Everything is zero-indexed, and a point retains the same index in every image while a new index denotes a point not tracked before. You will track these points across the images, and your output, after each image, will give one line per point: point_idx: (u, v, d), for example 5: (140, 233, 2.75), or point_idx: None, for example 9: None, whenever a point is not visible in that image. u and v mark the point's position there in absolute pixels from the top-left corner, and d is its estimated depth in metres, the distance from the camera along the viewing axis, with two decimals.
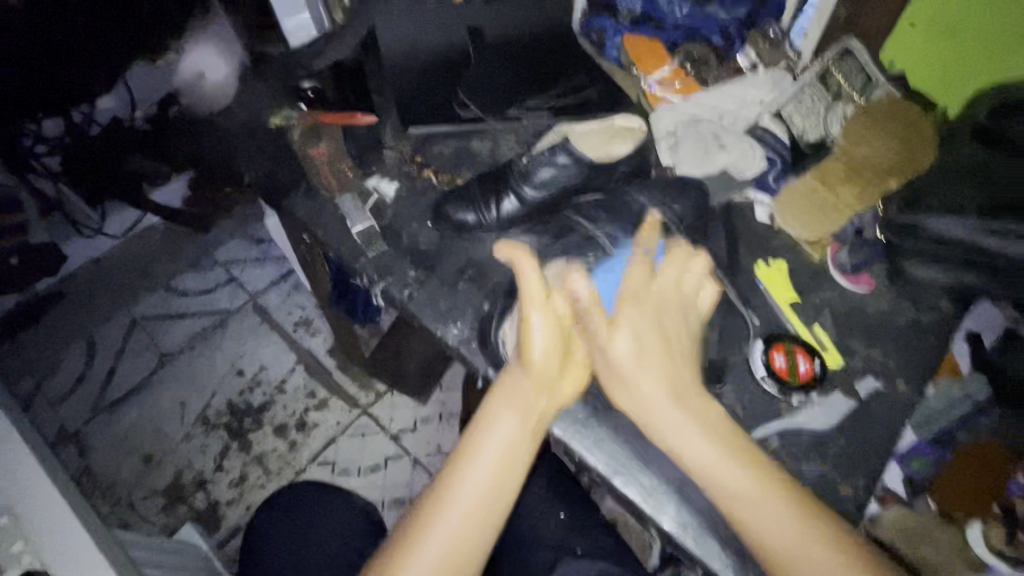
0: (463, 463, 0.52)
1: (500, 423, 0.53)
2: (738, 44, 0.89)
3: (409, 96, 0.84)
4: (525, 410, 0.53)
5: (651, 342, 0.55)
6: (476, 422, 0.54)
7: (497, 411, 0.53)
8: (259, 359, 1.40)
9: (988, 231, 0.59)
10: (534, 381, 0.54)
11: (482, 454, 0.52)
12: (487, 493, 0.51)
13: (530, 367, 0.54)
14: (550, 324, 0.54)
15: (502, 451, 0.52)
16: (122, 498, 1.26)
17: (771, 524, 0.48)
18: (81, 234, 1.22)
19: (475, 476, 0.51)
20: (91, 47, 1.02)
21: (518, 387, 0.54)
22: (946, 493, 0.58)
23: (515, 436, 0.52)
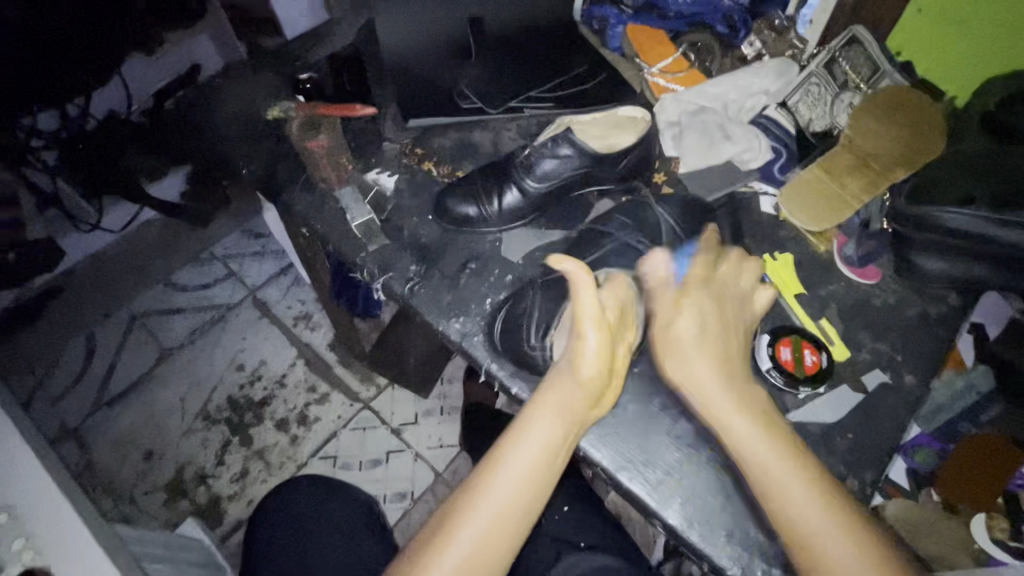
0: (499, 460, 0.51)
1: (541, 425, 0.53)
2: (743, 32, 0.87)
3: (409, 89, 0.82)
4: (569, 416, 0.53)
5: (704, 342, 0.55)
6: (515, 423, 0.53)
7: (540, 410, 0.53)
8: (260, 353, 1.39)
9: (1002, 222, 0.59)
10: (583, 388, 0.54)
11: (523, 454, 0.51)
12: (522, 494, 0.49)
13: (581, 373, 0.54)
14: (602, 331, 0.54)
15: (540, 451, 0.51)
16: (125, 493, 1.26)
17: (807, 516, 0.46)
18: (79, 229, 1.16)
19: (511, 471, 0.50)
20: (89, 40, 1.01)
21: (564, 391, 0.54)
22: (953, 485, 0.61)
23: (555, 442, 0.52)
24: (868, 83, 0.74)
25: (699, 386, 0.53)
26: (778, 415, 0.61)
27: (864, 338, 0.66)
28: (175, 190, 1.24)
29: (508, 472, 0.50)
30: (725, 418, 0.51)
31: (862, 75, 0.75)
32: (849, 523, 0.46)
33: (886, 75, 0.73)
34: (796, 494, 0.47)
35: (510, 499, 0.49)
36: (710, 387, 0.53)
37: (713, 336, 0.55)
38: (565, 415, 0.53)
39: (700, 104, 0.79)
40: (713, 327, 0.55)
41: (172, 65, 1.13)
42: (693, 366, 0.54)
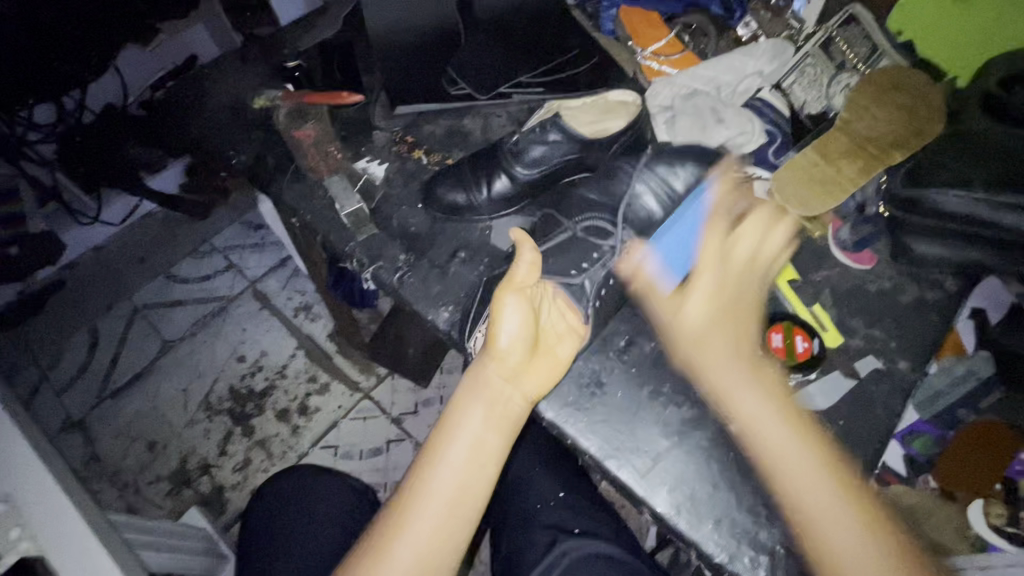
0: (438, 448, 0.53)
1: (472, 412, 0.54)
2: (737, 14, 0.84)
3: (397, 72, 0.79)
4: (498, 396, 0.54)
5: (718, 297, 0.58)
6: (448, 414, 0.55)
7: (468, 395, 0.55)
8: (260, 344, 1.40)
9: (998, 205, 0.58)
10: (507, 366, 0.55)
11: (449, 455, 0.53)
12: (465, 474, 0.52)
13: (498, 352, 0.55)
14: (522, 306, 0.55)
15: (468, 448, 0.53)
16: (129, 483, 1.27)
17: (810, 488, 0.49)
18: (81, 223, 1.19)
19: (445, 472, 0.52)
20: (85, 34, 1.00)
21: (488, 375, 0.55)
22: (945, 467, 0.62)
23: (488, 424, 0.54)
24: (865, 64, 0.75)
25: (708, 343, 0.56)
26: None
27: (858, 324, 0.65)
28: (174, 182, 1.27)
29: (447, 458, 0.53)
30: (729, 383, 0.54)
31: (859, 55, 0.75)
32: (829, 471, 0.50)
33: (882, 57, 0.74)
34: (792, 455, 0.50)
35: (452, 483, 0.52)
36: (720, 351, 0.55)
37: (719, 304, 0.57)
38: (492, 395, 0.54)
39: (693, 88, 0.77)
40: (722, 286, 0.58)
41: (168, 57, 1.16)
42: (707, 333, 0.56)
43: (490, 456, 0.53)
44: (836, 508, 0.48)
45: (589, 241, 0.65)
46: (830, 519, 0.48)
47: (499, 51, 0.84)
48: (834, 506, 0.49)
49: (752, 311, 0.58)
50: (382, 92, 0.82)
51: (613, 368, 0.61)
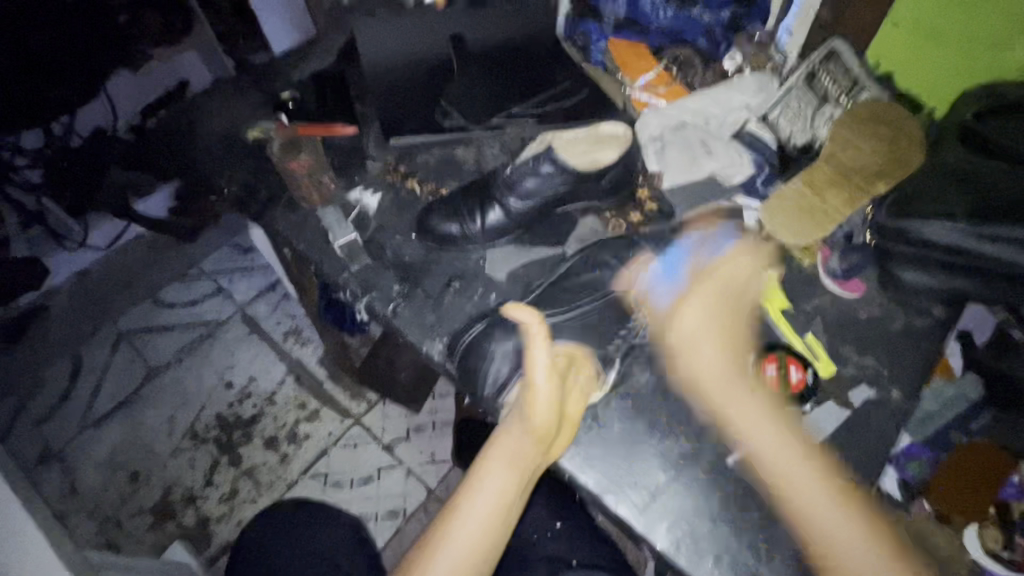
0: (464, 504, 0.53)
1: (498, 468, 0.54)
2: (723, 47, 0.88)
3: (393, 109, 0.82)
4: (524, 461, 0.54)
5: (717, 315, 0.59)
6: (473, 467, 0.55)
7: (494, 453, 0.54)
8: (248, 370, 1.38)
9: (982, 236, 0.59)
10: (537, 438, 0.53)
11: (473, 513, 0.53)
12: (486, 532, 0.52)
13: (531, 425, 0.53)
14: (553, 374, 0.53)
15: (494, 504, 0.53)
16: (110, 516, 1.23)
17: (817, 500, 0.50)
18: (65, 246, 1.16)
19: (468, 526, 0.52)
20: (74, 59, 1.00)
21: (520, 440, 0.54)
22: (939, 493, 0.60)
23: (515, 487, 0.53)
24: (847, 96, 0.76)
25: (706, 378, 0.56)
26: None
27: (849, 352, 0.66)
28: (162, 207, 1.19)
29: (476, 509, 0.53)
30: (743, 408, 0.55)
31: (840, 87, 0.76)
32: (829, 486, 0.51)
33: (862, 90, 0.75)
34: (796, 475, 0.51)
35: (476, 536, 0.52)
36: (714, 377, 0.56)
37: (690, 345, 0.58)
38: (519, 457, 0.53)
39: (682, 120, 0.80)
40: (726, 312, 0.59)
41: (158, 82, 1.14)
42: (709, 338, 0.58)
43: (509, 512, 0.54)
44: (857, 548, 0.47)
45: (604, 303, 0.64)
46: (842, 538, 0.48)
47: (493, 82, 0.86)
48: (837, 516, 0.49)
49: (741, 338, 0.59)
50: (376, 121, 0.83)
51: (610, 402, 0.60)
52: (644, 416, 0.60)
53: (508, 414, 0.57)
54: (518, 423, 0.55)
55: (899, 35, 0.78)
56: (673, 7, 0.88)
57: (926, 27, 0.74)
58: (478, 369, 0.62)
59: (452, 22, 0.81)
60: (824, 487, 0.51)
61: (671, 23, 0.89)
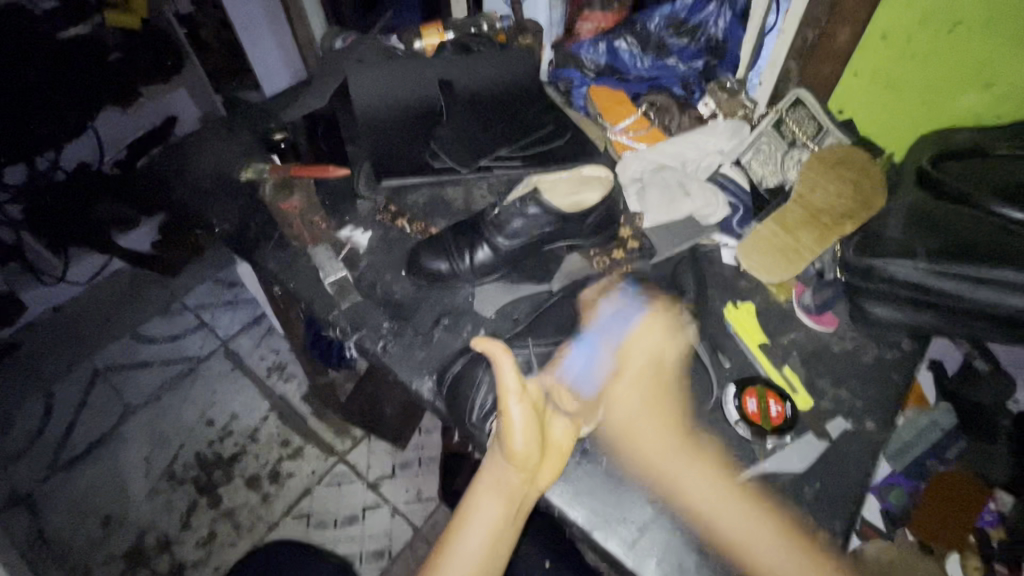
0: (456, 534, 0.55)
1: (484, 503, 0.55)
2: (698, 95, 0.94)
3: (383, 154, 0.86)
4: (512, 493, 0.54)
5: (644, 386, 0.60)
6: (465, 499, 0.56)
7: (480, 485, 0.56)
8: (230, 408, 1.35)
9: (945, 275, 0.61)
10: (520, 469, 0.54)
11: (466, 539, 0.54)
12: (479, 567, 0.53)
13: (511, 454, 0.53)
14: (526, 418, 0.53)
15: (485, 533, 0.54)
16: (79, 564, 1.18)
17: (766, 553, 0.52)
18: (43, 281, 1.16)
19: (461, 560, 0.53)
20: (64, 98, 1.03)
21: (503, 474, 0.54)
22: (923, 521, 0.63)
23: (504, 516, 0.54)
24: (813, 141, 0.80)
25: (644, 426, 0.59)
26: (751, 465, 0.61)
27: (826, 385, 0.68)
28: (145, 241, 1.23)
29: (467, 540, 0.54)
30: (676, 467, 0.57)
31: (807, 133, 0.80)
32: (772, 534, 0.54)
33: (828, 134, 0.79)
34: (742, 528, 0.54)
35: (471, 568, 0.53)
36: (651, 446, 0.58)
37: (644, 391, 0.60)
38: (506, 490, 0.54)
39: (660, 163, 0.84)
40: (648, 391, 0.60)
41: (146, 119, 1.16)
42: (638, 410, 0.59)
43: (505, 538, 0.55)
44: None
45: None
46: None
47: (479, 125, 0.89)
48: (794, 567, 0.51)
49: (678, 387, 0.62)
50: (366, 162, 0.86)
51: (597, 437, 0.61)
52: None
53: (493, 443, 0.58)
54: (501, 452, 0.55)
55: (859, 85, 0.84)
56: (649, 58, 0.96)
57: (886, 75, 0.80)
58: (466, 404, 0.62)
59: (444, 68, 0.91)
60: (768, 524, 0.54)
61: (651, 68, 0.97)
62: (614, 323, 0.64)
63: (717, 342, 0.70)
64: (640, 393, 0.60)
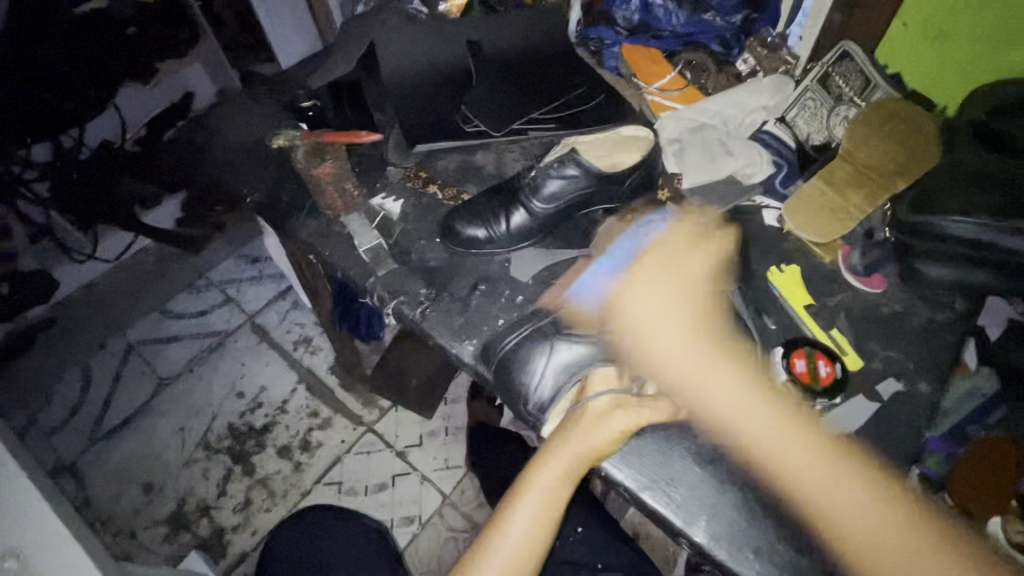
0: (514, 503, 0.55)
1: (548, 482, 0.55)
2: (737, 53, 0.90)
3: (413, 119, 0.84)
4: (576, 470, 0.55)
5: (663, 301, 0.64)
6: (523, 476, 0.56)
7: (545, 462, 0.55)
8: (260, 380, 1.38)
9: (1008, 230, 0.58)
10: (589, 449, 0.55)
11: (524, 508, 0.55)
12: (534, 540, 0.54)
13: (587, 435, 0.55)
14: (615, 405, 0.56)
15: (543, 506, 0.55)
16: (123, 528, 1.22)
17: (833, 496, 0.53)
18: (73, 259, 1.17)
19: (520, 524, 0.54)
20: (83, 72, 1.02)
21: (574, 455, 0.55)
22: (961, 485, 0.58)
23: (560, 497, 0.55)
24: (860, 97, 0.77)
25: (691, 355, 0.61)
26: None
27: (875, 348, 0.66)
28: (169, 216, 1.25)
29: (520, 515, 0.55)
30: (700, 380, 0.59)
31: (853, 90, 0.77)
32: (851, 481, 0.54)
33: (877, 89, 0.76)
34: (771, 439, 0.56)
35: (522, 544, 0.54)
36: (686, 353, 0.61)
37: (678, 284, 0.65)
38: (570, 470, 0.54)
39: (700, 122, 0.82)
40: (665, 326, 0.62)
41: (165, 94, 1.15)
42: (675, 331, 0.62)
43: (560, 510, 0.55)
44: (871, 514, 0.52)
45: (643, 312, 0.63)
46: (858, 520, 0.52)
47: (507, 87, 0.87)
48: (816, 467, 0.55)
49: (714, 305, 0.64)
50: (395, 127, 0.85)
51: None
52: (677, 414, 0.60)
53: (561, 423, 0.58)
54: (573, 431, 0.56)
55: (910, 36, 0.79)
56: (685, 13, 0.91)
57: (938, 24, 0.76)
58: (519, 373, 0.61)
59: (470, 31, 0.90)
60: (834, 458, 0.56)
61: (685, 28, 0.91)
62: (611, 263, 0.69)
63: (761, 305, 0.68)
64: (651, 326, 0.62)
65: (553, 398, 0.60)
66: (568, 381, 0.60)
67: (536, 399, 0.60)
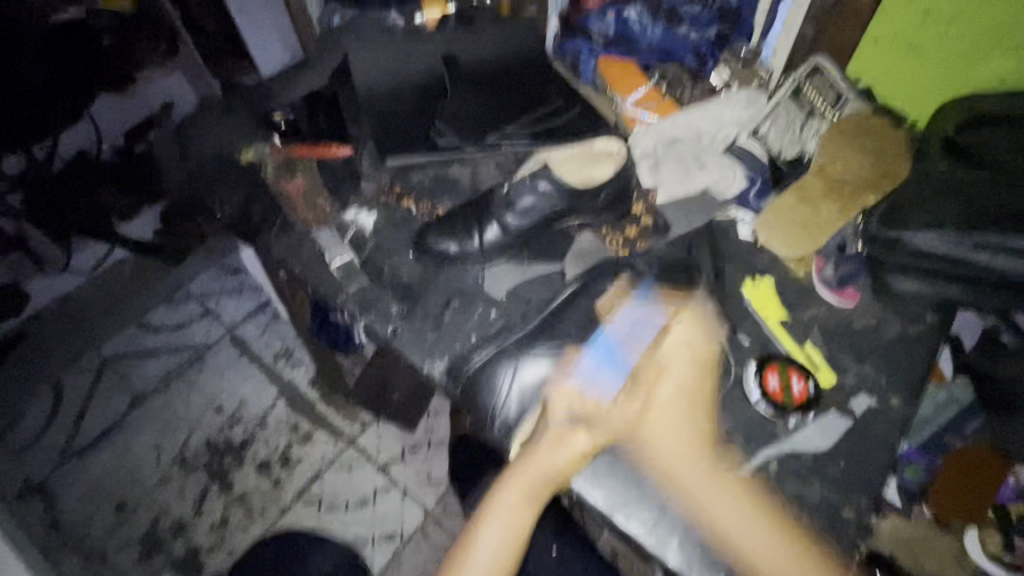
0: (481, 522, 0.56)
1: (512, 503, 0.55)
2: (710, 64, 0.91)
3: (385, 129, 0.83)
4: (538, 489, 0.55)
5: (680, 388, 0.58)
6: (488, 496, 0.57)
7: (508, 481, 0.56)
8: (238, 395, 1.34)
9: (977, 246, 0.60)
10: (550, 468, 0.55)
11: (490, 527, 0.56)
12: (501, 558, 0.55)
13: (549, 454, 0.55)
14: (576, 427, 0.56)
15: (508, 525, 0.55)
16: (95, 550, 1.19)
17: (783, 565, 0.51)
18: (44, 272, 1.11)
19: (487, 542, 0.55)
20: (58, 81, 1.00)
21: (534, 474, 0.55)
22: (939, 498, 0.62)
23: (527, 515, 0.55)
24: (833, 109, 0.77)
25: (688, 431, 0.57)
26: (769, 443, 0.61)
27: (848, 361, 0.66)
28: (150, 228, 1.17)
29: (486, 535, 0.56)
30: (690, 474, 0.55)
31: (827, 102, 0.78)
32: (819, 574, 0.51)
33: (847, 103, 0.77)
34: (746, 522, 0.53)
35: (489, 564, 0.55)
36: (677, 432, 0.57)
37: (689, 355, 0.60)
38: (533, 489, 0.55)
39: (674, 135, 0.81)
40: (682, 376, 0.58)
41: (143, 104, 1.12)
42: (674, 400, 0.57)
43: (525, 530, 0.56)
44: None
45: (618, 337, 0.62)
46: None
47: (485, 99, 0.86)
48: (768, 541, 0.52)
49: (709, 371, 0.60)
50: (370, 139, 0.83)
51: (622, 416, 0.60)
52: None
53: (526, 443, 0.58)
54: (535, 451, 0.56)
55: (881, 50, 0.80)
56: (661, 25, 0.91)
57: (908, 39, 0.77)
58: (495, 391, 0.62)
59: (448, 43, 0.90)
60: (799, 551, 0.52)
61: (661, 40, 0.91)
62: (642, 315, 0.62)
63: (735, 320, 0.68)
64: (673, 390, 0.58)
65: (523, 416, 0.61)
66: (535, 399, 0.61)
67: (506, 416, 0.61)
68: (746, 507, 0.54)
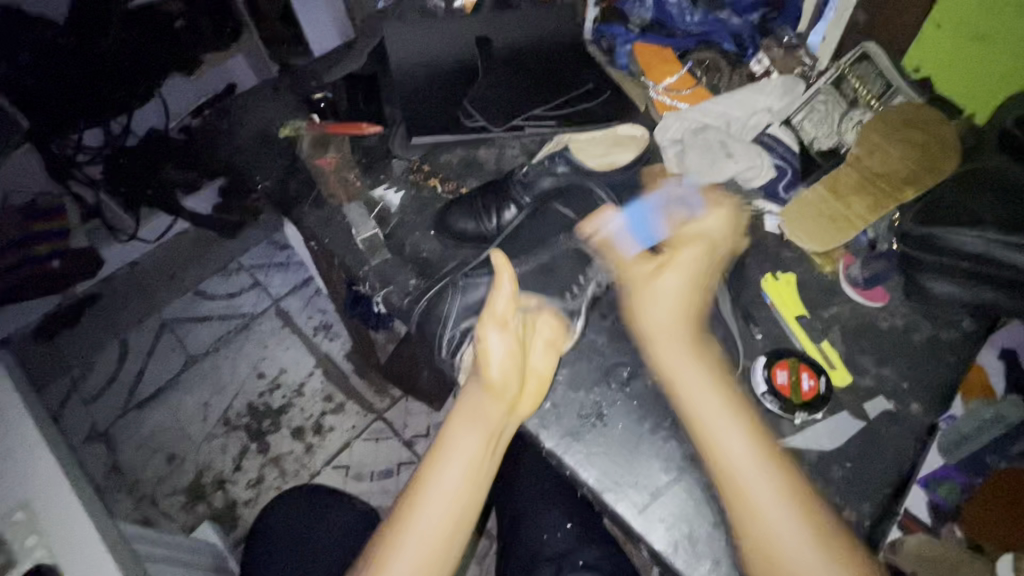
0: (435, 467, 0.56)
1: (464, 439, 0.56)
2: (751, 51, 0.87)
3: (417, 113, 0.84)
4: (495, 423, 0.56)
5: (679, 283, 0.59)
6: (443, 436, 0.57)
7: (462, 424, 0.57)
8: (280, 362, 1.43)
9: (1003, 244, 0.56)
10: (497, 400, 0.57)
11: (445, 470, 0.55)
12: (459, 499, 0.54)
13: (490, 381, 0.57)
14: (508, 347, 0.57)
15: (465, 465, 0.55)
16: (147, 494, 1.30)
17: (760, 500, 0.50)
18: (118, 239, 1.23)
19: (445, 486, 0.54)
20: (134, 63, 1.06)
21: (483, 403, 0.57)
22: (972, 518, 0.59)
23: (484, 447, 0.56)
24: (879, 101, 0.75)
25: (669, 345, 0.57)
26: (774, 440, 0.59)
27: (868, 363, 0.64)
28: (207, 203, 1.30)
29: (442, 480, 0.54)
30: (682, 385, 0.55)
31: (873, 91, 0.75)
32: (798, 511, 0.49)
33: (897, 92, 0.73)
34: (724, 435, 0.52)
35: (448, 505, 0.54)
36: (662, 326, 0.58)
37: (690, 263, 0.60)
38: (492, 427, 0.56)
39: (703, 123, 0.78)
40: (682, 272, 0.59)
41: (209, 85, 1.23)
42: (657, 304, 0.58)
43: (484, 472, 0.56)
44: (793, 524, 0.49)
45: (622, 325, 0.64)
46: (778, 528, 0.49)
47: (515, 83, 0.85)
48: (744, 455, 0.51)
49: (704, 278, 0.60)
50: (398, 122, 0.85)
51: (615, 401, 0.61)
52: (647, 418, 0.59)
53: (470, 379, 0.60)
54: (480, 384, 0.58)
55: (942, 36, 0.74)
56: (700, 11, 0.89)
57: (973, 30, 0.71)
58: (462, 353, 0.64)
59: (481, 26, 0.89)
60: (768, 473, 0.51)
61: (701, 23, 0.89)
62: (639, 225, 0.64)
63: (751, 312, 0.67)
64: (674, 285, 0.59)
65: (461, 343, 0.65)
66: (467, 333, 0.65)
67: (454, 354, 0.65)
68: (749, 437, 0.52)
